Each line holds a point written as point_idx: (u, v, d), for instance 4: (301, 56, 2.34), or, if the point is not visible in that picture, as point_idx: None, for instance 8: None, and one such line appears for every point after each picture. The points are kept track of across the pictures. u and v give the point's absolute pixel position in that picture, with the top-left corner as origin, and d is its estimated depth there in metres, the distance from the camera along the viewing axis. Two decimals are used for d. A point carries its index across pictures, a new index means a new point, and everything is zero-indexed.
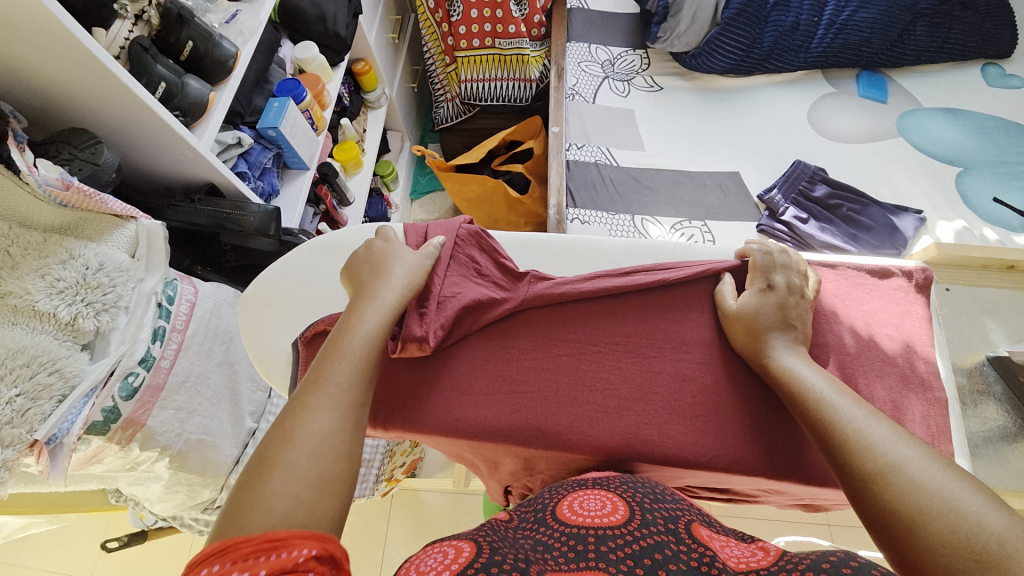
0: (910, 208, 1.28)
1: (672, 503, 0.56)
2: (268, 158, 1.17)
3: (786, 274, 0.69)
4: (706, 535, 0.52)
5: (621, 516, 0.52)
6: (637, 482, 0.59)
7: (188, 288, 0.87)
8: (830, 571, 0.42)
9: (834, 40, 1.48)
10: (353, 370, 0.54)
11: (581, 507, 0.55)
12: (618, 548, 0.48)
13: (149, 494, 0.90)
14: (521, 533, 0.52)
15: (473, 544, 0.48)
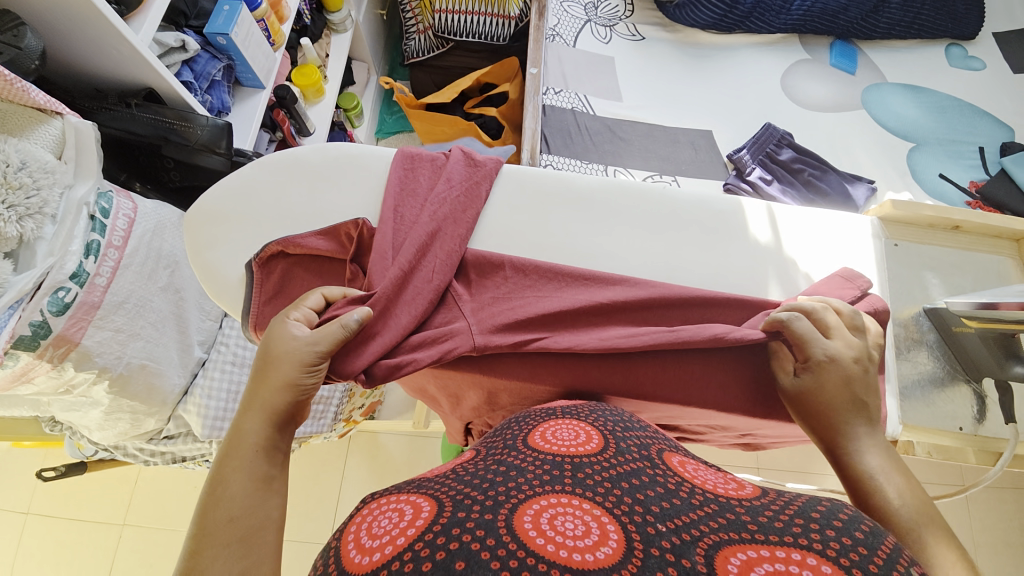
0: (864, 178, 1.34)
1: (642, 432, 0.57)
2: (218, 70, 1.05)
3: (827, 346, 0.62)
4: (679, 462, 0.52)
5: (595, 446, 0.51)
6: (606, 412, 0.59)
7: (126, 202, 0.79)
8: (820, 521, 0.40)
9: (814, 5, 1.48)
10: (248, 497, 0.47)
11: (553, 436, 0.53)
12: (596, 474, 0.47)
13: (87, 420, 0.86)
14: (488, 468, 0.48)
15: (431, 501, 0.43)
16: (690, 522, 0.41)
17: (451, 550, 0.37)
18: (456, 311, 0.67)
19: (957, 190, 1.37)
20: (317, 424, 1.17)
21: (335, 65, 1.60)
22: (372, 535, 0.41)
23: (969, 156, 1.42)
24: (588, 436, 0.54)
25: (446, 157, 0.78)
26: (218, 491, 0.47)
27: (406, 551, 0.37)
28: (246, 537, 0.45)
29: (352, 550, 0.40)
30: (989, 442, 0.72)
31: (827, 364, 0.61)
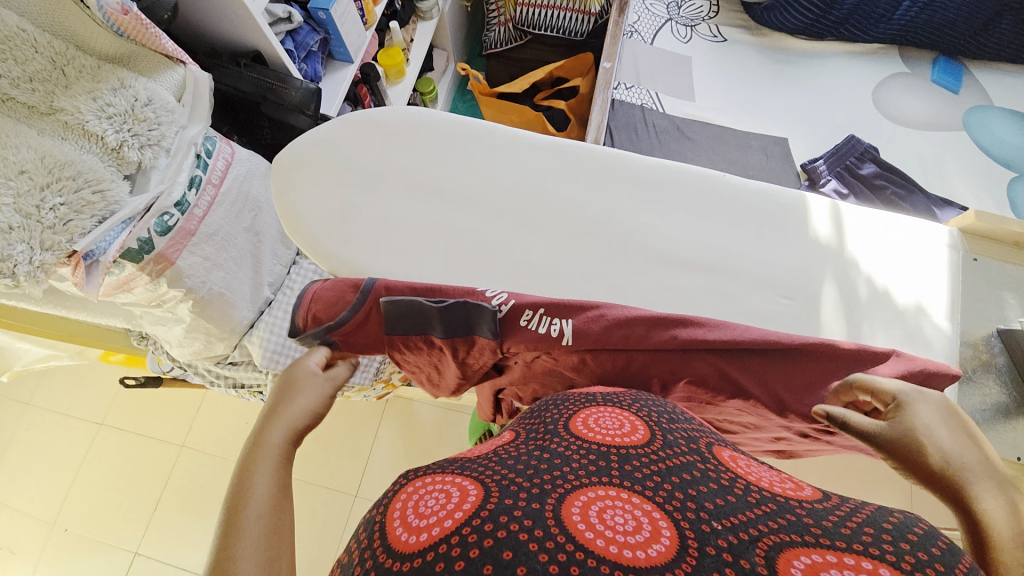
0: (956, 203, 1.23)
1: (689, 423, 0.56)
2: (315, 42, 1.16)
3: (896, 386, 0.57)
4: (731, 457, 0.51)
5: (641, 436, 0.52)
6: (650, 402, 0.59)
7: (226, 147, 0.90)
8: (894, 534, 0.38)
9: (921, 14, 1.38)
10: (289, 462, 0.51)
11: (597, 424, 0.54)
12: (643, 466, 0.47)
13: (171, 336, 0.98)
14: (531, 454, 0.49)
15: (477, 485, 0.44)
16: (748, 521, 0.40)
17: (499, 538, 0.38)
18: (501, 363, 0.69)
19: None
20: (359, 376, 1.24)
21: (418, 49, 1.69)
22: (419, 514, 0.42)
23: None
24: (632, 426, 0.54)
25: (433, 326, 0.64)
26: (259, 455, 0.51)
27: (453, 535, 0.39)
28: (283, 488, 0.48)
29: (399, 527, 0.42)
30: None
31: (919, 414, 0.53)
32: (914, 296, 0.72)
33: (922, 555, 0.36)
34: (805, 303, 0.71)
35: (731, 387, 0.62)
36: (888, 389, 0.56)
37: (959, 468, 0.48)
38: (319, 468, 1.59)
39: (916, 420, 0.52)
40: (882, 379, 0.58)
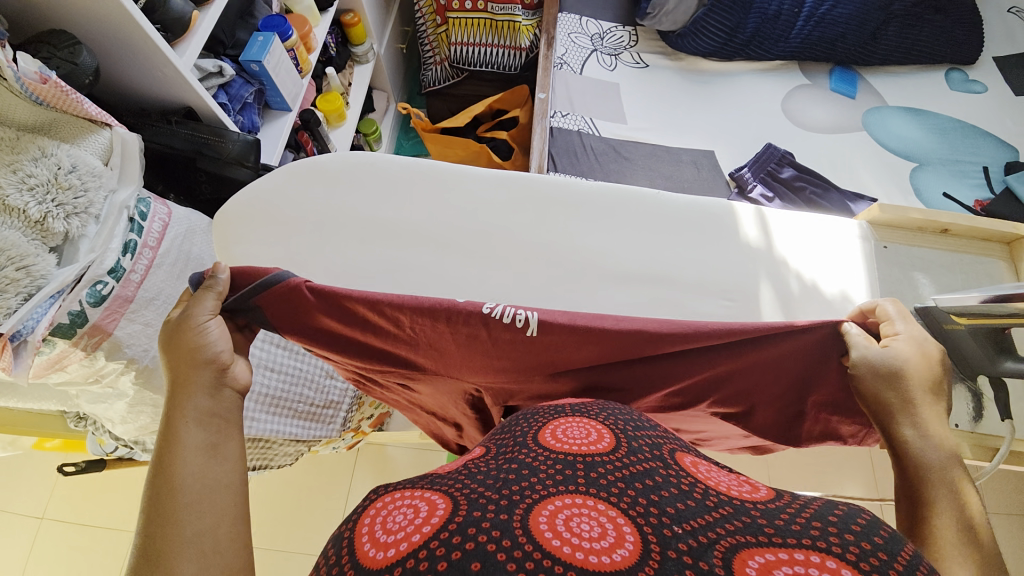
0: (866, 196, 1.36)
1: (653, 431, 0.58)
2: (250, 94, 1.15)
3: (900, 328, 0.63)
4: (692, 463, 0.53)
5: (606, 444, 0.53)
6: (616, 410, 0.60)
7: (162, 208, 0.86)
8: (835, 523, 0.42)
9: (813, 32, 1.54)
10: (202, 454, 0.52)
11: (564, 434, 0.55)
12: (608, 474, 0.49)
13: (113, 412, 0.90)
14: (500, 468, 0.50)
15: (445, 499, 0.45)
16: (708, 525, 0.43)
17: (466, 550, 0.40)
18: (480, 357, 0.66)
19: (962, 208, 1.38)
20: (325, 429, 1.19)
21: (356, 92, 1.71)
22: (386, 530, 0.43)
23: (972, 175, 1.44)
24: (599, 434, 0.55)
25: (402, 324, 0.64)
26: (170, 457, 0.50)
27: (422, 549, 0.40)
28: (202, 487, 0.49)
29: (367, 545, 0.43)
30: (987, 437, 0.73)
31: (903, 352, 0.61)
32: (839, 285, 0.78)
33: (861, 544, 0.40)
34: (746, 303, 0.76)
35: None
36: (897, 323, 0.63)
37: (898, 401, 0.59)
38: (291, 534, 1.49)
39: (874, 355, 0.61)
40: (896, 311, 0.64)
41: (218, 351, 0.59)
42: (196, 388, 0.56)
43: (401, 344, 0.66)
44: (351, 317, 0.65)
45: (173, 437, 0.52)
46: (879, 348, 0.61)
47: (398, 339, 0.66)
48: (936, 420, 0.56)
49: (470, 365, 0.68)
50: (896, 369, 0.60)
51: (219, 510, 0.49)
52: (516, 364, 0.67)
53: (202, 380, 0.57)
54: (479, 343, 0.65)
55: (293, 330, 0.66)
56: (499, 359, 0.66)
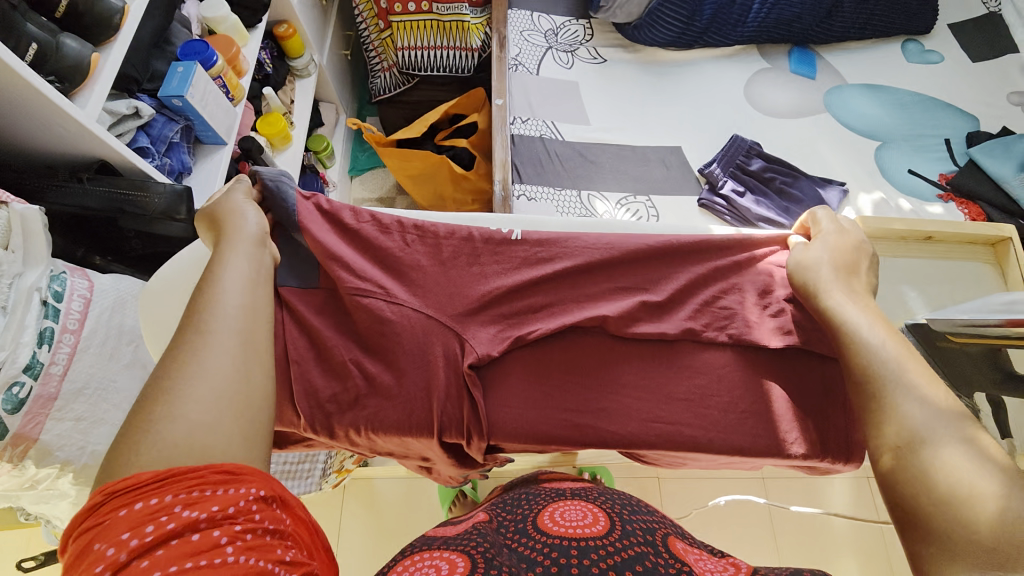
0: (835, 180, 1.35)
1: (649, 516, 0.64)
2: (176, 132, 1.03)
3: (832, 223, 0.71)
4: (682, 549, 0.59)
5: (601, 527, 0.59)
6: (614, 495, 0.68)
7: (81, 281, 0.76)
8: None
9: (769, 15, 1.50)
10: (245, 280, 0.55)
11: (562, 518, 0.62)
12: (602, 558, 0.54)
13: (60, 510, 0.82)
14: (504, 550, 0.56)
15: (464, 557, 0.53)
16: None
17: None
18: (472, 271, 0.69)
19: (929, 184, 1.39)
20: (305, 484, 1.13)
21: (300, 110, 1.59)
22: None
23: (935, 150, 1.44)
24: (595, 518, 0.61)
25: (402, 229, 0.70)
26: (213, 277, 0.54)
27: None
28: (243, 306, 0.53)
29: None
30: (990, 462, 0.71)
31: (819, 247, 0.69)
32: None
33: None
34: None
35: (684, 443, 0.62)
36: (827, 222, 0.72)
37: (827, 279, 0.65)
38: None
39: (812, 256, 0.68)
40: (825, 214, 0.74)
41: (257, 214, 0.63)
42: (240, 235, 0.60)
43: (409, 246, 0.69)
44: (371, 219, 0.70)
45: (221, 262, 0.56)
46: (812, 249, 0.69)
47: (409, 240, 0.69)
48: (837, 286, 0.64)
49: (468, 284, 0.68)
50: (831, 262, 0.66)
51: (258, 328, 0.53)
52: (511, 281, 0.68)
53: (247, 232, 0.60)
54: (476, 256, 0.70)
55: (313, 226, 0.67)
56: (499, 270, 0.69)
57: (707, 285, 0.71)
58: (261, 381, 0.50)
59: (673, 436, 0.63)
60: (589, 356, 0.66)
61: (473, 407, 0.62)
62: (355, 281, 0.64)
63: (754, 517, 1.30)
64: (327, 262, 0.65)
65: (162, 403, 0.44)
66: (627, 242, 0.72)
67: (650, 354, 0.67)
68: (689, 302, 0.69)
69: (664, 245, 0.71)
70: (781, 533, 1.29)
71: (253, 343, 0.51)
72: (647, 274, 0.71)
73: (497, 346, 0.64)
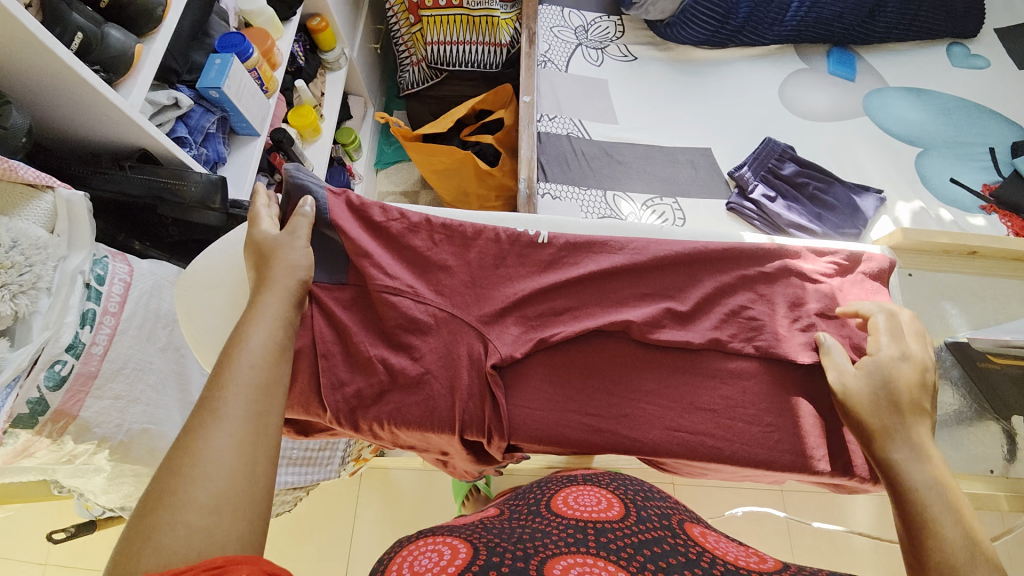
0: (871, 187, 1.31)
1: (663, 503, 0.65)
2: (212, 123, 1.06)
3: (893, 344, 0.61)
4: (700, 534, 0.58)
5: (615, 512, 0.60)
6: (626, 483, 0.69)
7: (122, 266, 0.79)
8: None
9: (808, 14, 1.45)
10: (263, 347, 0.53)
11: (575, 502, 0.63)
12: (616, 537, 0.54)
13: (94, 485, 0.86)
14: (517, 530, 0.56)
15: (467, 544, 0.52)
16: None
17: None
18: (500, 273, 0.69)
19: (971, 195, 1.33)
20: (324, 471, 1.15)
21: (330, 103, 1.61)
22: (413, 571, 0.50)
23: (980, 158, 1.38)
24: (608, 503, 0.62)
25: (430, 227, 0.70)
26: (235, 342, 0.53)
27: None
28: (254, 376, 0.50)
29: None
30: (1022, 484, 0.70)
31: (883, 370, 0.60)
32: None
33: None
34: None
35: (706, 453, 0.62)
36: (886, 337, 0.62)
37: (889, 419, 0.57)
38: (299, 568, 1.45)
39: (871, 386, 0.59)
40: (887, 323, 0.63)
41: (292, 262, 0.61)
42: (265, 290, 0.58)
43: (436, 244, 0.69)
44: (400, 217, 0.70)
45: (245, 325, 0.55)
46: (867, 372, 0.60)
47: (436, 239, 0.70)
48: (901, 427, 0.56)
49: (493, 287, 0.68)
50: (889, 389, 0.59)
51: (268, 400, 0.50)
52: (537, 284, 0.68)
53: (279, 284, 0.59)
54: (501, 259, 0.70)
55: (345, 219, 0.68)
56: (526, 272, 0.69)
57: (735, 293, 0.69)
58: (266, 465, 0.46)
59: (693, 446, 0.62)
60: (612, 362, 0.66)
61: (495, 405, 0.62)
62: (385, 279, 0.65)
63: (771, 529, 1.28)
64: (359, 260, 0.66)
65: (168, 488, 0.43)
66: (655, 249, 0.70)
67: (674, 362, 0.66)
68: (715, 309, 0.68)
69: (691, 255, 0.70)
70: (798, 547, 1.26)
71: (265, 422, 0.49)
72: (673, 280, 0.70)
73: (520, 348, 0.64)
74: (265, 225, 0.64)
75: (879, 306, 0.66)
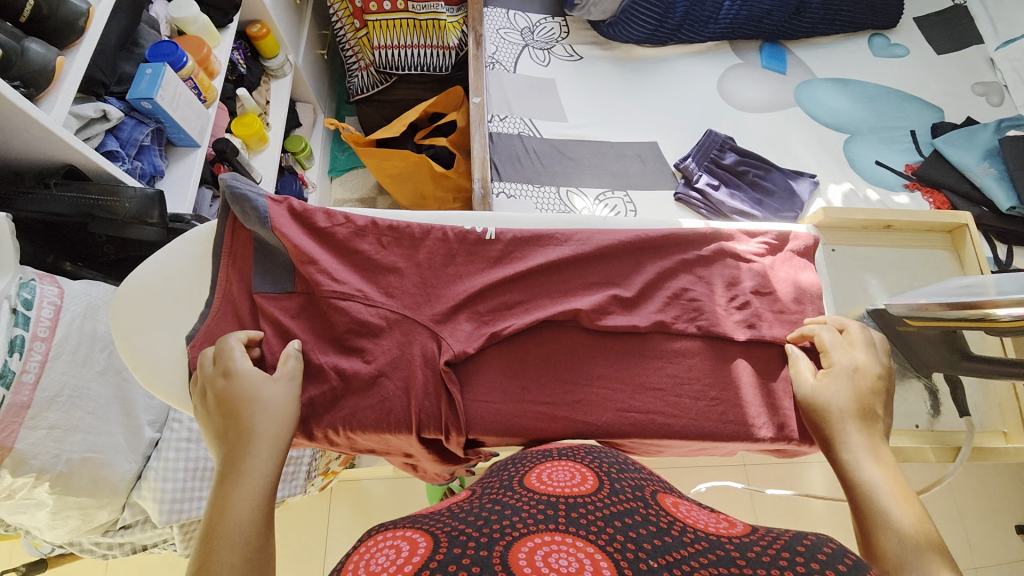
0: (805, 172, 1.39)
1: (637, 473, 0.57)
2: (146, 135, 1.01)
3: (845, 355, 0.64)
4: (673, 503, 0.53)
5: (589, 485, 0.53)
6: (601, 453, 0.60)
7: (51, 288, 0.75)
8: (805, 552, 0.42)
9: (739, 12, 1.53)
10: (253, 517, 0.49)
11: (549, 477, 0.55)
12: (589, 513, 0.49)
13: (37, 521, 0.81)
14: (483, 508, 0.50)
15: (427, 537, 0.45)
16: (683, 558, 0.43)
17: None
18: (450, 270, 0.70)
19: (894, 175, 1.43)
20: (289, 488, 1.11)
21: (277, 112, 1.57)
22: (369, 572, 0.43)
23: (901, 141, 1.49)
24: (583, 476, 0.55)
25: (374, 229, 0.70)
26: (224, 512, 0.48)
27: None
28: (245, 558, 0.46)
29: None
30: (948, 436, 0.77)
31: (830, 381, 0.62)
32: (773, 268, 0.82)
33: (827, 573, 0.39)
34: None
35: (658, 430, 0.64)
36: (833, 354, 0.64)
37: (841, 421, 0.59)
38: None
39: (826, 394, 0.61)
40: (831, 340, 0.66)
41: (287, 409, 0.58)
42: (256, 443, 0.54)
43: (383, 246, 0.69)
44: (346, 221, 0.69)
45: (234, 489, 0.51)
46: (820, 383, 0.63)
47: (383, 241, 0.69)
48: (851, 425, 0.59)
49: (445, 285, 0.68)
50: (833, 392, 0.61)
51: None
52: (488, 279, 0.69)
53: (270, 437, 0.55)
54: (451, 257, 0.70)
55: (286, 226, 0.67)
56: (476, 268, 0.70)
57: (677, 276, 0.73)
58: None
59: (646, 425, 0.64)
60: (564, 349, 0.67)
61: (452, 402, 0.63)
62: (333, 284, 0.65)
63: (736, 503, 1.34)
64: (304, 267, 0.65)
65: None
66: (601, 237, 0.73)
67: (623, 346, 0.68)
68: (660, 293, 0.71)
69: (635, 242, 0.73)
70: (762, 518, 1.32)
71: None
72: (619, 267, 0.72)
73: (473, 343, 0.65)
74: (241, 361, 0.59)
75: (825, 325, 0.68)
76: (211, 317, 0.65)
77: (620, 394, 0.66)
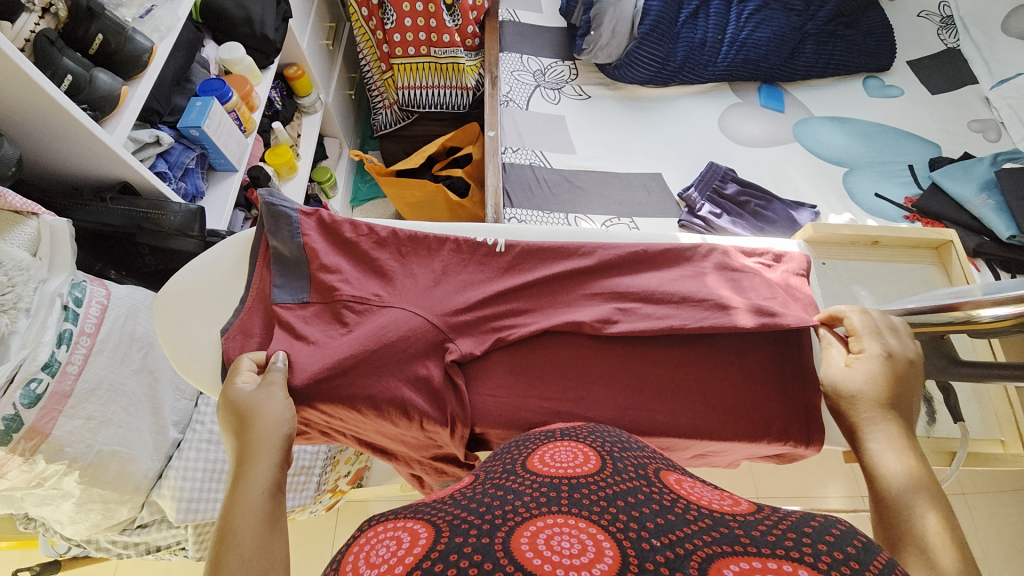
0: (806, 203, 1.44)
1: (640, 450, 0.59)
2: (191, 159, 1.12)
3: (878, 340, 0.66)
4: (676, 479, 0.53)
5: (592, 465, 0.54)
6: (606, 432, 0.62)
7: (99, 290, 0.82)
8: (814, 535, 0.43)
9: (737, 56, 1.64)
10: (259, 520, 0.49)
11: (552, 458, 0.56)
12: (592, 492, 0.49)
13: (60, 513, 0.84)
14: (486, 492, 0.51)
15: (428, 526, 0.45)
16: (683, 536, 0.44)
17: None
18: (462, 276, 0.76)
19: (895, 207, 1.48)
20: (299, 498, 1.14)
21: (306, 143, 1.70)
22: (371, 563, 0.43)
23: (900, 175, 1.54)
24: (586, 456, 0.56)
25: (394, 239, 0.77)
26: (230, 519, 0.49)
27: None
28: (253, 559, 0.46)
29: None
30: (943, 441, 0.81)
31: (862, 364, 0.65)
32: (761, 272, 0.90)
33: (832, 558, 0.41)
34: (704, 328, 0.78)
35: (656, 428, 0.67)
36: (864, 338, 0.66)
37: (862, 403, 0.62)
38: None
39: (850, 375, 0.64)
40: (863, 324, 0.68)
41: (282, 415, 0.60)
42: (256, 451, 0.55)
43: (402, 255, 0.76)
44: (369, 232, 0.76)
45: (239, 496, 0.51)
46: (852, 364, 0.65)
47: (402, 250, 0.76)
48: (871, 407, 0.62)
49: (457, 289, 0.74)
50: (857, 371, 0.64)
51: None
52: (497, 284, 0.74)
53: (272, 443, 0.57)
54: (463, 264, 0.76)
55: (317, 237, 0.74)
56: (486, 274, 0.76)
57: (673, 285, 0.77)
58: None
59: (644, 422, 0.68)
60: (566, 348, 0.72)
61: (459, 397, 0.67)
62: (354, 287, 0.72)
63: None
64: (330, 270, 0.72)
65: None
66: (602, 248, 0.78)
67: (622, 348, 0.72)
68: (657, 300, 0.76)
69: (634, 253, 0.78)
70: None
71: None
72: (619, 275, 0.77)
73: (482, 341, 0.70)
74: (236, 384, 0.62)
75: (856, 311, 0.70)
76: (244, 311, 0.72)
77: (620, 392, 0.69)
